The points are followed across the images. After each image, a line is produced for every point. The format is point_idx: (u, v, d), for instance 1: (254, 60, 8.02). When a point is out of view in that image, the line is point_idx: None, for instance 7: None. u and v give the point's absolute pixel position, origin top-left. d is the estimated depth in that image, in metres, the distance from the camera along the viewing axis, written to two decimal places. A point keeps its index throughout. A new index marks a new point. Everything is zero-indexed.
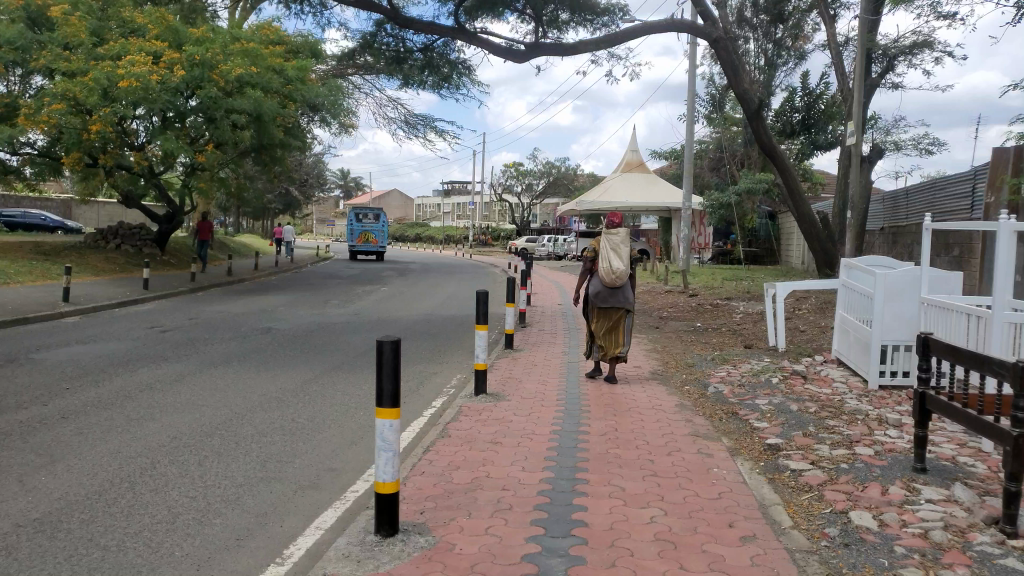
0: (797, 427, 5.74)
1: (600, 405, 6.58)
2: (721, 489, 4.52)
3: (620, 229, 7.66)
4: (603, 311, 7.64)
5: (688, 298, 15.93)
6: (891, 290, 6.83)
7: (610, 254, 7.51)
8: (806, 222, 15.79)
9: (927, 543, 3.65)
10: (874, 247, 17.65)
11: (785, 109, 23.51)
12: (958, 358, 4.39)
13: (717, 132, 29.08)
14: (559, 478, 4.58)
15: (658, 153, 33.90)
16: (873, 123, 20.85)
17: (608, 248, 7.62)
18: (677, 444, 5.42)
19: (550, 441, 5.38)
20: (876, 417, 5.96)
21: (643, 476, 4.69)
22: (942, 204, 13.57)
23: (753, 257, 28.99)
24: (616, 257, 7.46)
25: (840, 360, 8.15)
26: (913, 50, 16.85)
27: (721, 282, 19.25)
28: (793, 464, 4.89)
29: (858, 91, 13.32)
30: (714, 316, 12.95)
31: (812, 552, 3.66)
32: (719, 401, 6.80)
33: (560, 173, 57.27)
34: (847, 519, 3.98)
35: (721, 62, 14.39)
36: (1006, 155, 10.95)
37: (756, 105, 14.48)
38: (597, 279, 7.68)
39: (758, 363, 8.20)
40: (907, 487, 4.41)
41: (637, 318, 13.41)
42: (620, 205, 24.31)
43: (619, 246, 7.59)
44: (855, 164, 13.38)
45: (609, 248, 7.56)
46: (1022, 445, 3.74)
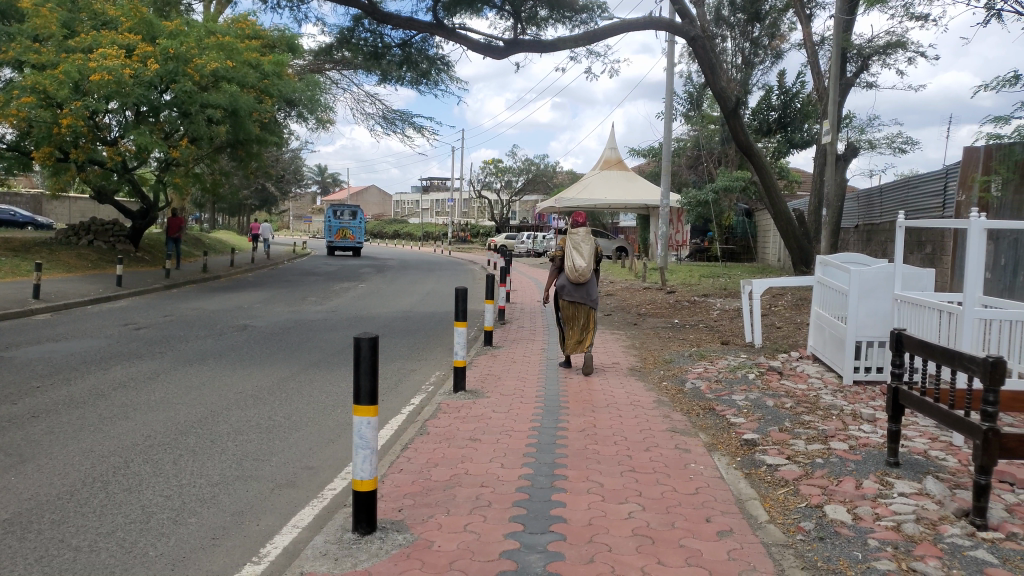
0: (774, 422, 5.79)
1: (579, 401, 6.59)
2: (699, 484, 4.55)
3: (581, 227, 7.86)
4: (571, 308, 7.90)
5: (666, 295, 16.01)
6: (865, 287, 6.91)
7: (573, 252, 7.77)
8: (783, 220, 15.93)
9: (900, 536, 3.70)
10: (849, 244, 17.86)
11: (762, 107, 23.72)
12: (930, 353, 4.45)
13: (695, 131, 29.26)
14: (538, 475, 4.59)
15: (636, 151, 34.04)
16: (847, 122, 21.09)
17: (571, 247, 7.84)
18: (655, 440, 5.45)
19: (529, 438, 5.39)
20: (851, 412, 6.03)
21: (622, 472, 4.71)
22: (915, 202, 13.76)
23: (730, 255, 29.23)
24: (579, 255, 7.73)
25: (815, 356, 8.24)
26: (887, 50, 17.07)
27: (699, 279, 19.38)
28: (769, 459, 4.94)
29: (833, 90, 13.45)
30: (692, 313, 13.03)
31: (788, 546, 3.70)
32: (696, 397, 6.84)
33: (539, 171, 57.32)
34: (822, 513, 4.03)
35: (699, 60, 14.46)
36: (977, 154, 11.14)
37: (733, 103, 14.59)
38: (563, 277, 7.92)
39: (735, 360, 8.27)
40: (880, 481, 4.47)
41: (615, 314, 13.47)
42: (598, 202, 24.39)
43: (582, 245, 7.82)
44: (830, 162, 13.52)
45: (572, 247, 7.81)
46: (992, 439, 3.80)
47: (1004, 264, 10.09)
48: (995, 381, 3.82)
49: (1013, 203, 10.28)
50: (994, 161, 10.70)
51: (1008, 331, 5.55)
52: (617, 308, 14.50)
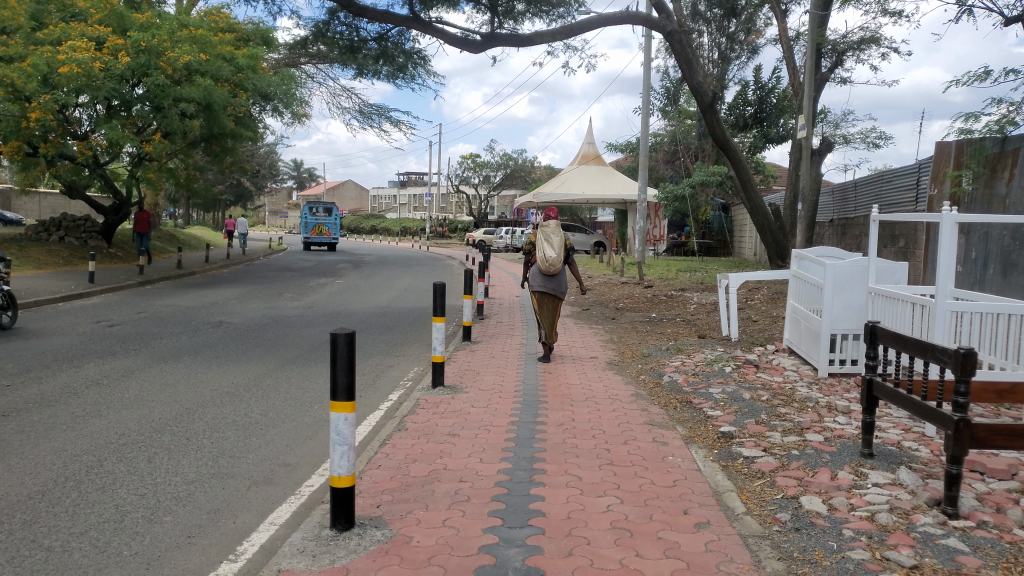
0: (750, 415, 5.84)
1: (557, 395, 6.61)
2: (677, 477, 4.58)
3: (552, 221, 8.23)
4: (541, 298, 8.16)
5: (643, 289, 16.09)
6: (840, 281, 6.99)
7: (544, 244, 8.10)
8: (759, 215, 16.05)
9: (874, 525, 3.75)
10: (824, 238, 18.06)
11: (738, 102, 23.88)
12: (903, 345, 4.51)
13: (672, 126, 29.38)
14: (517, 469, 4.59)
15: (614, 146, 34.12)
16: (822, 117, 21.30)
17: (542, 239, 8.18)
18: (633, 433, 5.47)
19: (508, 432, 5.39)
20: (826, 404, 6.10)
21: (600, 465, 4.73)
22: (889, 196, 13.92)
23: (707, 249, 29.43)
24: (550, 247, 8.07)
25: (791, 349, 8.32)
26: (861, 46, 17.24)
27: (676, 273, 19.50)
28: (746, 452, 4.97)
29: (809, 86, 13.56)
30: (669, 307, 13.11)
31: (764, 537, 3.74)
32: (673, 390, 6.89)
33: (517, 165, 57.29)
34: (798, 504, 4.07)
35: (675, 55, 14.49)
36: (949, 149, 11.30)
37: (710, 98, 14.66)
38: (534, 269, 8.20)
39: (712, 353, 8.33)
40: (855, 472, 4.52)
41: (593, 308, 13.52)
42: (576, 197, 24.44)
43: (552, 237, 8.17)
44: (805, 157, 13.64)
45: (543, 239, 8.14)
46: (963, 429, 3.86)
47: (975, 257, 10.25)
48: (966, 372, 3.88)
49: (983, 197, 10.46)
50: (965, 155, 10.85)
51: (979, 324, 5.63)
52: (595, 302, 14.56)
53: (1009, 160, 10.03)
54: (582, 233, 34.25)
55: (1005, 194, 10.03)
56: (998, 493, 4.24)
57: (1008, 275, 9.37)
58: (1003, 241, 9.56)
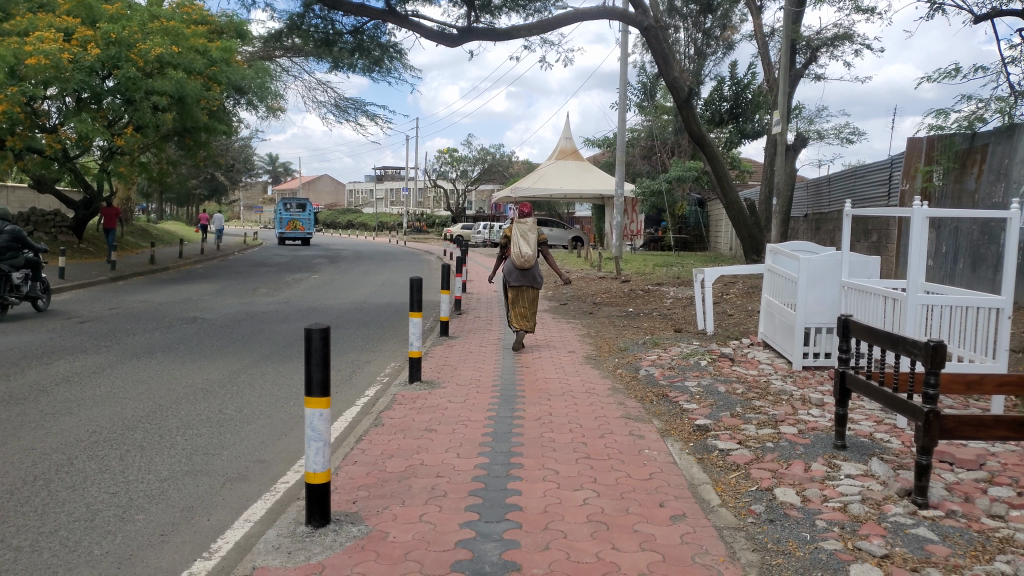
0: (725, 408, 5.88)
1: (535, 390, 6.62)
2: (653, 470, 4.61)
3: (527, 216, 8.23)
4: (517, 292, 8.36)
5: (620, 284, 16.14)
6: (813, 275, 7.05)
7: (519, 241, 8.20)
8: (734, 210, 16.17)
9: (846, 516, 3.80)
10: (798, 234, 18.22)
11: (714, 98, 24.03)
12: (875, 338, 4.56)
13: (648, 121, 29.50)
14: (494, 464, 4.59)
15: (591, 141, 34.20)
16: (796, 113, 21.50)
17: (518, 234, 8.26)
18: (610, 427, 5.50)
19: (485, 427, 5.39)
20: (800, 397, 6.17)
21: (577, 459, 4.75)
22: (862, 191, 14.10)
23: (683, 244, 29.59)
24: (526, 244, 8.20)
25: (766, 343, 8.40)
26: (834, 42, 17.42)
27: (653, 268, 19.62)
28: (721, 444, 5.02)
29: (784, 81, 13.66)
30: (646, 302, 13.17)
31: (739, 529, 3.77)
32: (650, 384, 6.92)
33: (495, 160, 57.23)
34: (772, 496, 4.11)
35: (651, 50, 14.53)
36: (920, 145, 11.46)
37: (686, 93, 14.74)
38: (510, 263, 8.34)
39: (688, 347, 8.38)
40: (828, 463, 4.58)
41: (570, 303, 13.54)
42: (553, 191, 24.46)
43: (528, 233, 8.25)
44: (780, 152, 13.76)
45: (519, 235, 8.22)
46: (933, 421, 3.92)
47: (946, 251, 10.41)
48: (935, 364, 3.94)
49: (953, 192, 10.61)
50: (936, 152, 11.02)
51: (949, 317, 5.72)
52: (573, 297, 14.57)
53: (978, 156, 10.19)
54: (559, 228, 34.28)
55: (974, 189, 10.18)
56: (967, 483, 4.32)
57: (978, 269, 9.53)
58: (973, 235, 9.73)
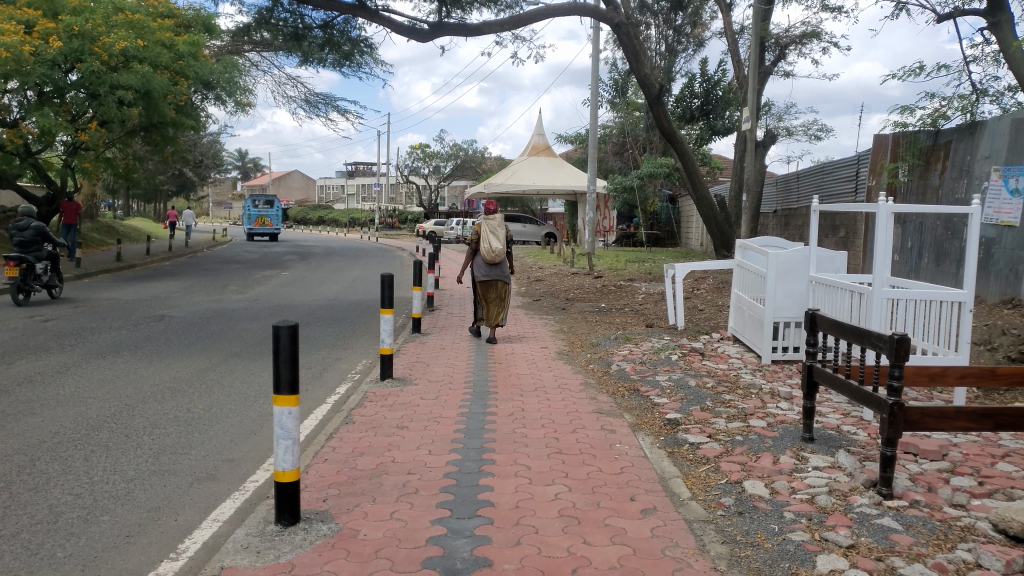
0: (696, 402, 5.94)
1: (506, 385, 6.63)
2: (624, 464, 4.64)
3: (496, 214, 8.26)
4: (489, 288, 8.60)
5: (592, 280, 16.20)
6: (782, 270, 7.13)
7: (490, 237, 8.37)
8: (705, 206, 16.30)
9: (813, 508, 3.86)
10: (768, 229, 18.42)
11: (684, 95, 24.23)
12: (842, 332, 4.62)
13: (620, 118, 29.63)
14: (466, 460, 4.58)
15: (564, 137, 34.28)
16: (766, 110, 21.75)
17: (488, 230, 8.38)
18: (581, 422, 5.52)
19: (457, 424, 5.39)
20: (769, 391, 6.25)
21: (548, 454, 4.76)
22: (830, 188, 14.30)
23: (655, 240, 29.77)
24: (496, 240, 8.40)
25: (735, 337, 8.49)
26: (803, 40, 17.63)
27: (624, 264, 19.72)
28: (691, 438, 5.06)
29: (752, 79, 13.78)
30: (618, 297, 13.22)
31: (709, 521, 3.81)
32: (621, 378, 6.96)
33: (467, 156, 57.12)
34: (741, 489, 4.16)
35: (622, 47, 14.59)
36: (886, 141, 11.64)
37: (656, 90, 14.84)
38: (480, 259, 8.52)
39: (659, 342, 8.44)
40: (796, 455, 4.64)
41: (543, 299, 13.56)
42: (526, 187, 24.49)
43: (497, 229, 8.38)
44: (750, 149, 13.89)
45: (489, 231, 8.35)
46: (897, 413, 3.98)
47: (911, 246, 10.59)
48: (900, 357, 4.01)
49: (918, 187, 10.80)
50: (902, 149, 11.22)
51: (914, 311, 5.82)
52: (546, 293, 14.59)
53: (942, 152, 10.38)
54: (532, 224, 34.31)
55: (938, 185, 10.37)
56: (930, 474, 4.40)
57: (942, 263, 9.71)
58: (937, 230, 9.92)
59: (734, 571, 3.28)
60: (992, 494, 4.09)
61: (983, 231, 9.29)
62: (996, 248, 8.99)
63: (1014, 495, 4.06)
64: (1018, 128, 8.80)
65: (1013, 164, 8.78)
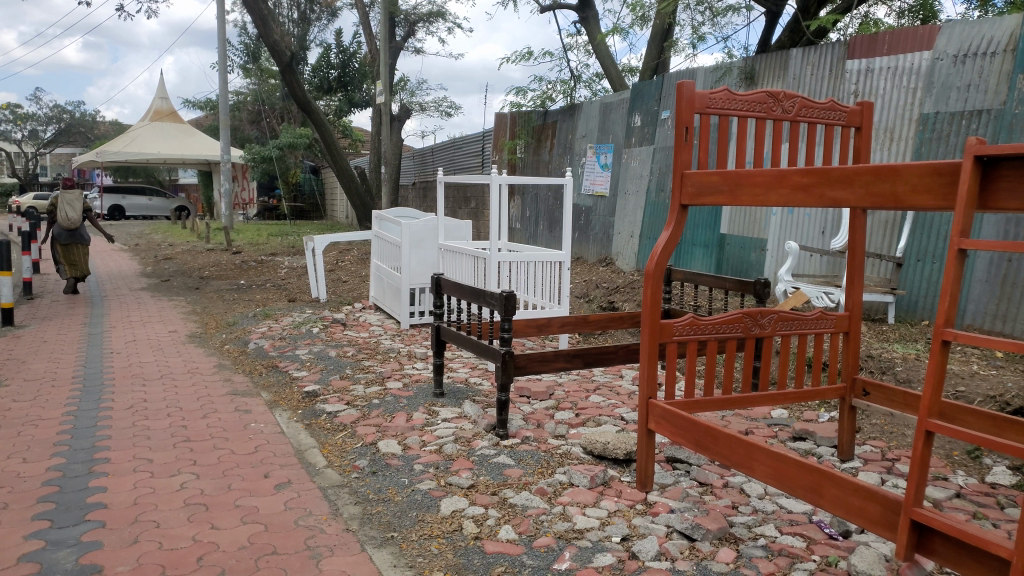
0: (336, 371, 6.01)
1: (125, 376, 6.01)
2: (259, 443, 4.51)
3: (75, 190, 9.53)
4: (66, 250, 9.68)
5: (230, 256, 15.29)
6: (414, 239, 7.47)
7: (65, 207, 9.52)
8: (345, 177, 16.25)
9: (441, 457, 4.15)
10: (407, 200, 19.06)
11: (321, 65, 23.92)
12: (460, 293, 5.01)
13: (254, 85, 28.20)
14: (71, 463, 4.07)
15: (190, 103, 31.68)
16: (400, 85, 22.38)
17: (63, 203, 9.56)
18: (213, 406, 5.24)
19: (62, 425, 4.75)
20: (406, 353, 6.57)
21: (175, 443, 4.44)
22: (459, 160, 15.29)
23: (299, 213, 29.10)
24: (71, 210, 9.55)
25: (377, 306, 8.73)
26: (429, 19, 18.48)
27: (267, 239, 18.89)
28: (329, 408, 5.09)
29: (384, 53, 14.01)
30: (258, 273, 12.66)
31: (343, 485, 3.89)
32: (259, 356, 6.72)
33: (74, 121, 49.82)
34: (376, 449, 4.31)
35: (248, 9, 13.85)
36: (505, 120, 12.85)
37: (288, 57, 14.45)
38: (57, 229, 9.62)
39: (300, 316, 8.32)
40: (427, 411, 4.94)
41: (172, 279, 12.45)
42: (150, 155, 21.93)
43: (72, 201, 9.60)
44: (385, 122, 14.17)
45: (64, 204, 9.54)
46: (508, 361, 4.45)
47: (529, 215, 11.84)
48: (509, 311, 4.49)
49: (533, 162, 12.08)
50: (518, 127, 12.45)
51: (525, 272, 6.54)
52: (175, 272, 13.39)
53: (549, 130, 11.70)
54: (158, 197, 31.27)
55: (548, 160, 11.69)
56: (539, 412, 5.01)
57: (554, 229, 11.02)
58: (548, 201, 11.21)
59: (365, 529, 3.40)
60: (585, 423, 4.80)
61: (583, 201, 10.78)
62: (592, 216, 10.49)
63: (601, 421, 4.81)
64: (605, 111, 10.26)
65: (603, 143, 10.24)
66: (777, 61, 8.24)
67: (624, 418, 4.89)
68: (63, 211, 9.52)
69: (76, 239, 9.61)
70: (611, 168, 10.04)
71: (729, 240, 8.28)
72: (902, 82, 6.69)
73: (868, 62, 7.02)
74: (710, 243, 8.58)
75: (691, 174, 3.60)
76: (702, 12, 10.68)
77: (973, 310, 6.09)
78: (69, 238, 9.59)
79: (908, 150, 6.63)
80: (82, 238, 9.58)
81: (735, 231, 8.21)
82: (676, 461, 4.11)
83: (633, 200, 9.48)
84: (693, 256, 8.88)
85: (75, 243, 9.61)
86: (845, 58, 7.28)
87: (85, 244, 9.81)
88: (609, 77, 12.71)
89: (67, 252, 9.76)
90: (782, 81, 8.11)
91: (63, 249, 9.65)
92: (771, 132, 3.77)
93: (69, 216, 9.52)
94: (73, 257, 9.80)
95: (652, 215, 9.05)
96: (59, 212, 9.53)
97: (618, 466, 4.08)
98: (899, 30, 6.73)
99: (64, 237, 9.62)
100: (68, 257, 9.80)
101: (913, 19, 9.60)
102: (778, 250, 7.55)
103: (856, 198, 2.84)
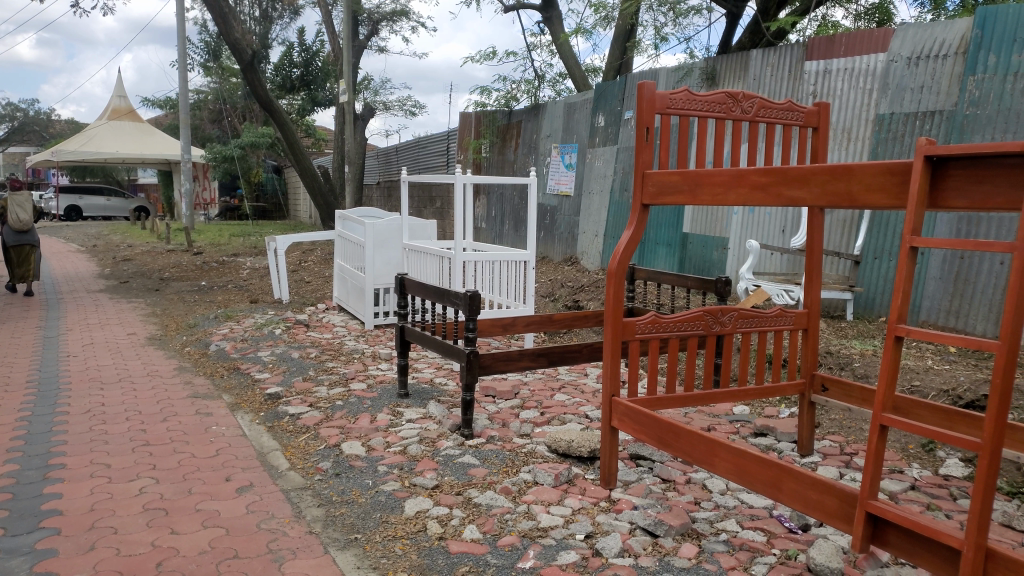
0: (298, 373, 5.95)
1: (82, 380, 5.88)
2: (220, 446, 4.45)
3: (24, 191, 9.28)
4: (16, 250, 9.44)
5: (191, 257, 15.04)
6: (378, 239, 7.43)
7: (15, 209, 9.28)
8: (308, 176, 16.09)
9: (405, 457, 4.14)
10: (371, 200, 18.95)
11: (284, 64, 23.61)
12: (424, 293, 4.99)
13: (214, 83, 27.78)
14: (26, 469, 3.98)
15: (149, 101, 31.10)
16: (364, 84, 22.22)
17: (12, 205, 9.30)
18: (173, 409, 5.16)
19: (15, 430, 4.63)
20: (370, 354, 6.53)
21: (133, 448, 4.36)
22: (424, 159, 15.23)
23: (262, 213, 28.73)
24: (22, 211, 9.32)
25: (340, 306, 8.66)
26: (393, 18, 18.38)
27: (228, 239, 18.63)
28: (292, 410, 5.04)
29: (347, 52, 13.90)
30: (219, 274, 12.47)
31: (306, 488, 3.86)
32: (221, 358, 6.63)
33: (28, 119, 48.59)
34: (339, 451, 4.27)
35: (208, 6, 13.64)
36: (470, 120, 12.83)
37: (249, 55, 14.26)
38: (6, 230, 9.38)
39: (262, 317, 8.22)
40: (391, 412, 4.92)
41: (131, 280, 12.21)
42: (107, 155, 21.45)
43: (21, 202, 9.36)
44: (348, 121, 14.06)
45: (14, 205, 9.29)
46: (473, 360, 4.45)
47: (495, 215, 11.85)
48: (473, 311, 4.49)
49: (498, 162, 12.09)
50: (483, 126, 12.44)
51: (489, 271, 6.55)
52: (134, 273, 13.13)
53: (514, 130, 11.72)
54: (116, 197, 30.65)
55: (513, 160, 11.72)
56: (504, 411, 5.02)
57: (519, 229, 11.04)
58: (513, 200, 11.22)
59: (328, 531, 3.37)
60: (550, 421, 4.81)
61: (548, 200, 10.81)
62: (558, 215, 10.54)
63: (566, 420, 4.83)
64: (569, 111, 10.30)
65: (567, 142, 10.28)
66: (738, 62, 8.35)
67: (588, 416, 4.92)
68: (13, 212, 9.29)
69: (26, 239, 9.38)
70: (576, 168, 10.09)
71: (691, 239, 8.37)
72: (859, 83, 6.83)
73: (826, 63, 7.15)
74: (673, 242, 8.66)
75: (652, 174, 3.64)
76: (664, 12, 10.78)
77: (927, 306, 6.24)
78: (18, 239, 9.35)
79: (864, 150, 6.76)
80: (33, 238, 9.35)
81: (697, 230, 8.30)
82: (639, 458, 4.15)
83: (597, 199, 9.54)
84: (656, 255, 8.96)
85: (25, 244, 9.38)
86: (804, 58, 7.40)
87: (36, 244, 9.58)
88: (573, 77, 12.76)
89: (17, 253, 9.52)
90: (743, 81, 8.22)
91: (13, 250, 9.41)
92: (730, 131, 3.82)
93: (20, 217, 9.29)
94: (23, 257, 9.56)
95: (615, 214, 9.12)
96: (9, 213, 9.28)
97: (582, 464, 4.10)
98: (855, 32, 6.86)
99: (13, 237, 9.38)
100: (18, 258, 9.56)
101: (869, 22, 9.80)
102: (739, 249, 7.66)
103: (813, 197, 2.89)
